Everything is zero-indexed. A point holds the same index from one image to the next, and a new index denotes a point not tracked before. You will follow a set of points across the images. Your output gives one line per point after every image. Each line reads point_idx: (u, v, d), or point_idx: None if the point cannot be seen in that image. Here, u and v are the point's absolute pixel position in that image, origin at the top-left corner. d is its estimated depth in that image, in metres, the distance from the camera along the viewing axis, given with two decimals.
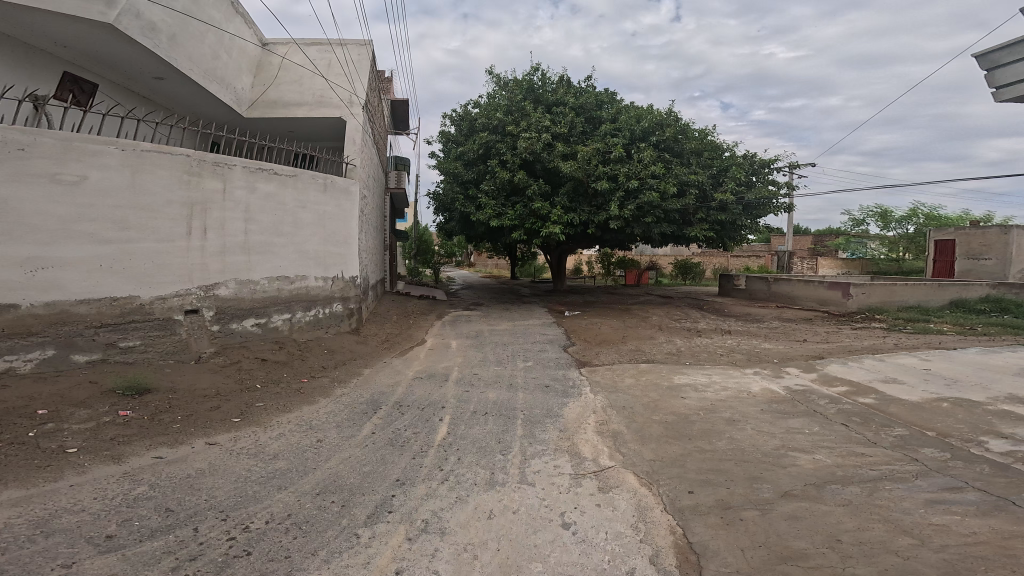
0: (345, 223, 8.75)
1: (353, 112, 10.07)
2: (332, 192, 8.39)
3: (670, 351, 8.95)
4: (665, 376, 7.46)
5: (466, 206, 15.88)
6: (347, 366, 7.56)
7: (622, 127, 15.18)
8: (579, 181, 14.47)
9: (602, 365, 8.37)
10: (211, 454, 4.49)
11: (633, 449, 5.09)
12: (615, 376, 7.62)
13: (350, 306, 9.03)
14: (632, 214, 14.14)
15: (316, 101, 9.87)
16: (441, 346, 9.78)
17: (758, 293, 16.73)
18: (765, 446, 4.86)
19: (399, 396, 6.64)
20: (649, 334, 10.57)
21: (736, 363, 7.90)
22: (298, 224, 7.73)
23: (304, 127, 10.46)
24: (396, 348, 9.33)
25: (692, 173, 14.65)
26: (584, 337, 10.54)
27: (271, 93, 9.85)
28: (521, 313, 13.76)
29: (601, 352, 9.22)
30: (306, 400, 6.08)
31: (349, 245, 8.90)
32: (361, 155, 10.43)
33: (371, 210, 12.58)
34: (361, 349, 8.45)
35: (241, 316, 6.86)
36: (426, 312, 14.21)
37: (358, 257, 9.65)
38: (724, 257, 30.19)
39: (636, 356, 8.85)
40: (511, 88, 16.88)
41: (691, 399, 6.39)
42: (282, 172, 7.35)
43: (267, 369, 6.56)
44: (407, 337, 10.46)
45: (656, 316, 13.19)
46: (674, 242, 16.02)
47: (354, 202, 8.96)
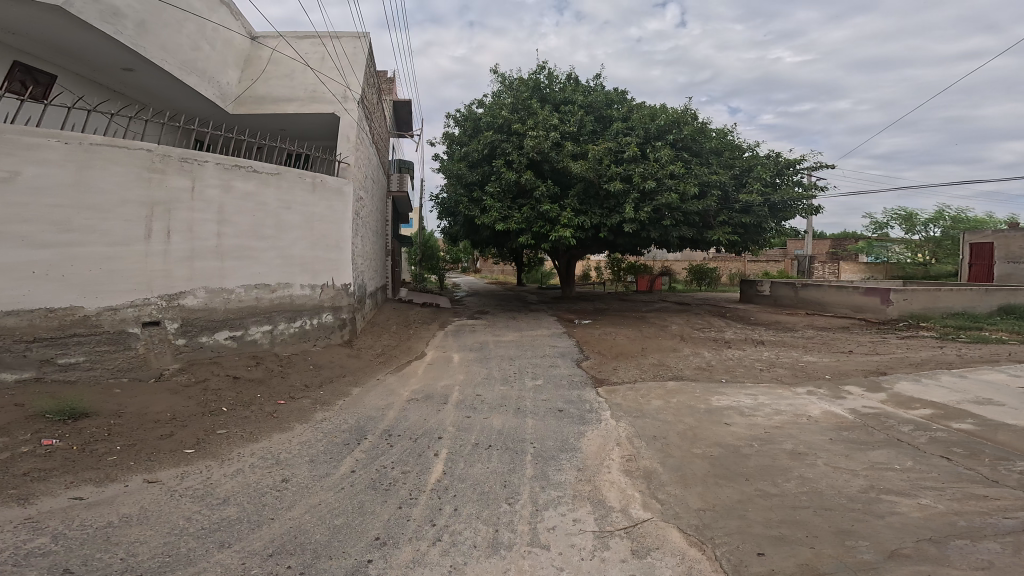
0: (336, 227, 7.88)
1: (349, 108, 9.25)
2: (322, 192, 7.55)
3: (700, 366, 7.91)
4: (699, 397, 6.44)
5: (471, 209, 15.01)
6: (333, 384, 6.68)
7: (635, 126, 14.30)
8: (589, 182, 13.56)
9: (624, 384, 7.37)
10: (147, 494, 3.70)
11: (674, 494, 4.10)
12: (642, 398, 6.62)
13: (343, 316, 8.14)
14: (649, 217, 13.13)
15: (309, 96, 9.09)
16: (444, 361, 8.85)
17: (784, 300, 15.58)
18: (848, 489, 3.85)
19: (390, 423, 5.71)
20: (672, 346, 9.55)
21: (781, 381, 6.84)
22: (283, 227, 6.87)
23: (295, 125, 9.66)
24: (392, 362, 8.41)
25: (712, 173, 13.67)
26: (600, 350, 9.53)
27: (259, 88, 9.04)
28: (531, 323, 12.78)
29: (619, 368, 8.23)
30: (279, 427, 5.20)
31: (344, 250, 8.04)
32: (358, 154, 9.59)
33: (370, 214, 11.75)
34: (352, 364, 7.55)
35: (213, 328, 6.04)
36: (427, 321, 13.31)
37: (353, 263, 8.80)
38: (741, 262, 28.94)
39: (661, 372, 7.84)
40: (517, 87, 16.17)
41: (737, 427, 5.37)
42: (263, 169, 6.52)
43: (238, 389, 5.73)
44: (406, 350, 9.54)
45: (677, 325, 12.15)
46: (692, 246, 15.00)
47: (349, 203, 8.14)
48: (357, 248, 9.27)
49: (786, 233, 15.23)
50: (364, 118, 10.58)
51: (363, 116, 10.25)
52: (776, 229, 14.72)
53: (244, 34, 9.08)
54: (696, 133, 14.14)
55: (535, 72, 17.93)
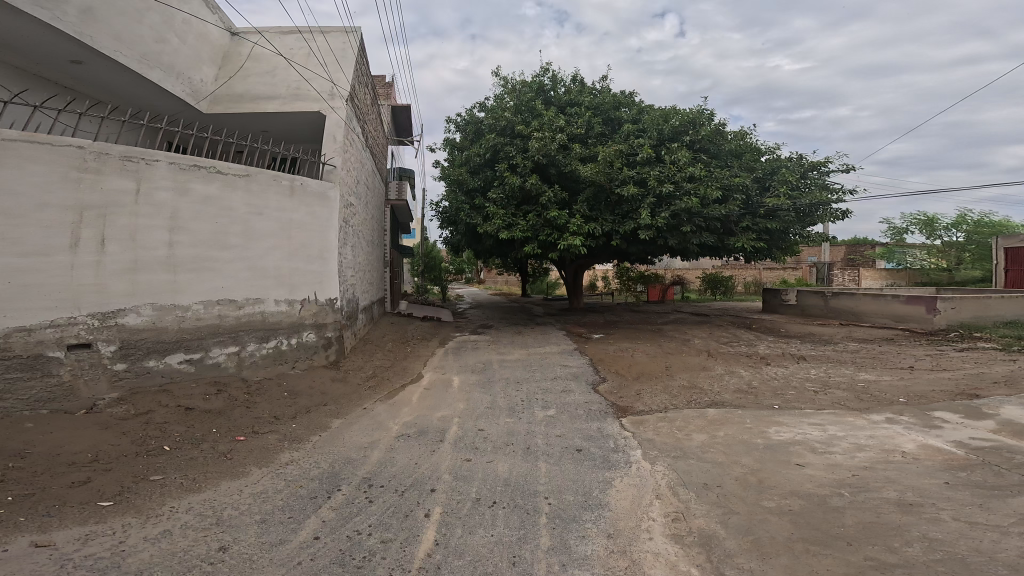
0: (320, 235, 6.89)
1: (336, 106, 8.38)
2: (303, 197, 6.60)
3: (742, 389, 6.81)
4: (751, 430, 5.35)
5: (472, 217, 14.08)
6: (309, 416, 5.61)
7: (648, 127, 13.43)
8: (600, 186, 12.62)
9: (656, 413, 6.27)
10: (26, 565, 2.72)
11: (748, 567, 3.06)
12: (682, 431, 5.52)
13: (328, 334, 7.04)
14: (668, 224, 12.11)
15: (291, 94, 8.26)
16: (444, 386, 7.77)
17: (812, 310, 14.42)
18: (1006, 554, 2.90)
19: (375, 468, 4.65)
20: (702, 364, 8.45)
21: (847, 407, 5.75)
22: (252, 235, 5.92)
23: (278, 125, 8.80)
24: (384, 385, 7.33)
25: (734, 176, 12.68)
26: (620, 371, 8.44)
27: (237, 85, 8.25)
28: (539, 339, 11.71)
29: (645, 392, 7.14)
30: (231, 472, 4.16)
31: (330, 263, 7.05)
32: (347, 156, 8.70)
33: (366, 223, 10.86)
34: (334, 390, 6.44)
35: (164, 350, 5.10)
36: (427, 337, 12.27)
37: (341, 276, 7.79)
38: (756, 270, 27.74)
39: (697, 396, 6.74)
40: (521, 89, 15.40)
41: (813, 469, 4.29)
42: (228, 170, 5.62)
43: (189, 423, 4.73)
44: (401, 371, 8.45)
45: (700, 339, 11.02)
46: (711, 254, 13.93)
47: (336, 211, 7.19)
48: (347, 259, 8.30)
49: (813, 239, 14.16)
50: (356, 120, 9.75)
51: (354, 117, 9.41)
52: (803, 235, 13.66)
53: (222, 28, 8.33)
54: (714, 133, 13.24)
55: (538, 75, 17.19)
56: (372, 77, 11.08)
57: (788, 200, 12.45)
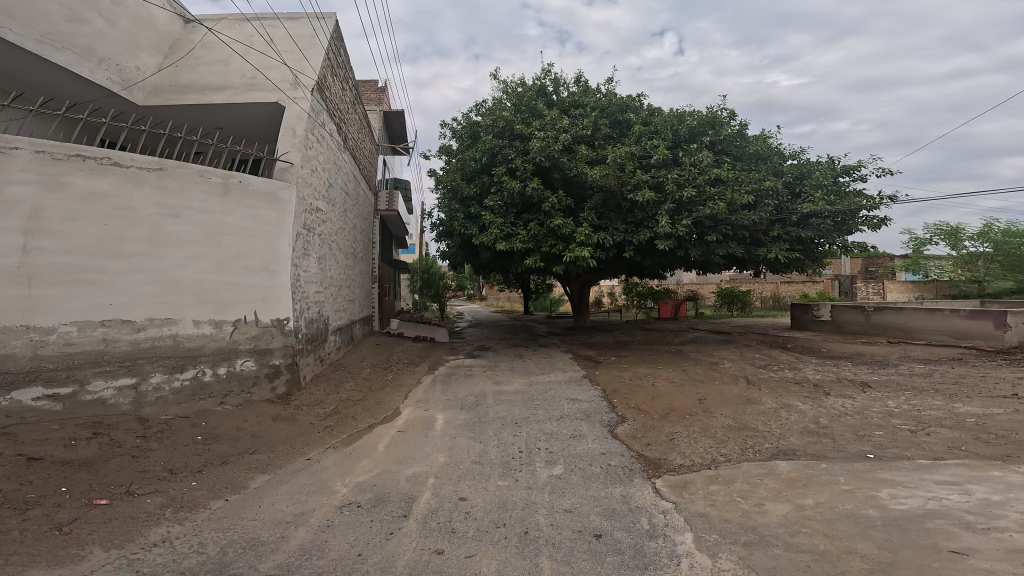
0: (263, 246, 5.62)
1: (297, 96, 7.17)
2: (242, 197, 5.40)
3: (811, 433, 5.24)
4: (848, 495, 3.79)
5: (467, 227, 12.73)
6: (221, 470, 4.20)
7: (661, 128, 12.20)
8: (610, 191, 11.24)
9: (704, 469, 4.69)
10: None
11: None
12: (748, 500, 3.94)
13: (272, 363, 5.68)
14: (690, 232, 10.66)
15: (245, 83, 7.08)
16: (426, 426, 6.23)
17: (851, 327, 12.80)
18: None
19: (295, 558, 3.14)
20: (745, 396, 6.88)
21: (979, 459, 4.20)
22: (158, 241, 4.80)
23: (232, 120, 7.63)
24: (348, 425, 5.82)
25: (763, 179, 11.27)
26: (644, 406, 6.88)
27: (184, 76, 7.08)
28: (544, 364, 10.15)
29: (681, 436, 5.60)
30: (50, 556, 2.82)
31: (281, 277, 5.79)
32: (316, 154, 7.46)
33: (346, 234, 9.54)
34: (270, 436, 4.97)
35: (11, 384, 4.01)
36: (414, 361, 10.74)
37: (301, 293, 6.39)
38: (773, 284, 26.12)
39: (753, 443, 5.15)
40: (522, 91, 14.24)
41: (986, 560, 2.77)
42: (126, 161, 4.58)
43: (29, 479, 3.48)
44: (375, 403, 6.92)
45: (731, 363, 9.43)
46: (737, 267, 12.42)
47: (291, 215, 5.95)
48: (311, 272, 6.91)
49: (849, 249, 12.66)
50: (332, 118, 8.59)
51: (327, 113, 8.24)
52: (839, 244, 12.18)
53: (171, 11, 7.20)
54: (736, 135, 11.96)
55: (539, 78, 16.14)
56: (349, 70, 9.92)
57: (825, 205, 11.04)
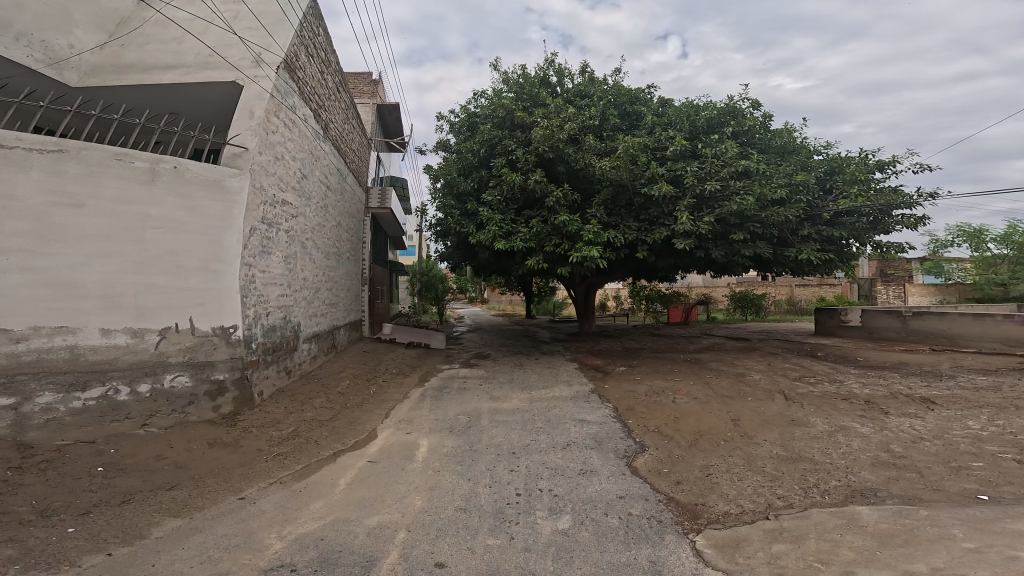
0: (196, 242, 4.89)
1: (258, 75, 6.24)
2: (173, 185, 4.73)
3: (890, 468, 4.16)
4: (977, 562, 2.75)
5: (464, 225, 11.70)
6: (115, 511, 3.37)
7: (677, 119, 11.19)
8: (622, 186, 10.19)
9: (760, 519, 3.61)
10: None
11: None
12: (833, 567, 2.89)
13: (212, 377, 4.95)
14: (712, 231, 9.58)
15: (199, 62, 6.16)
16: (407, 455, 5.20)
17: (884, 333, 11.69)
18: None
19: None
20: (788, 417, 5.78)
21: None
22: (52, 236, 4.12)
23: (186, 103, 6.71)
24: (308, 452, 4.84)
25: (794, 173, 10.19)
26: (668, 430, 5.80)
27: (128, 55, 6.17)
28: (548, 376, 9.08)
29: (720, 469, 4.57)
30: None
31: (233, 281, 5.10)
32: (282, 139, 6.52)
33: (326, 231, 8.55)
34: (197, 467, 4.13)
35: None
36: (404, 370, 9.71)
37: (256, 298, 5.52)
38: (787, 287, 24.92)
39: (816, 480, 4.10)
40: (525, 81, 13.27)
41: None
42: (8, 142, 3.92)
43: None
44: (349, 423, 5.90)
45: (759, 375, 8.34)
46: (760, 270, 11.31)
47: (243, 208, 5.25)
48: (273, 273, 5.94)
49: (884, 250, 11.54)
50: (307, 103, 7.67)
51: (300, 97, 7.33)
52: (873, 244, 11.07)
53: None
54: (759, 125, 10.92)
55: (542, 68, 15.14)
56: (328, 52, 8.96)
57: (862, 202, 9.95)
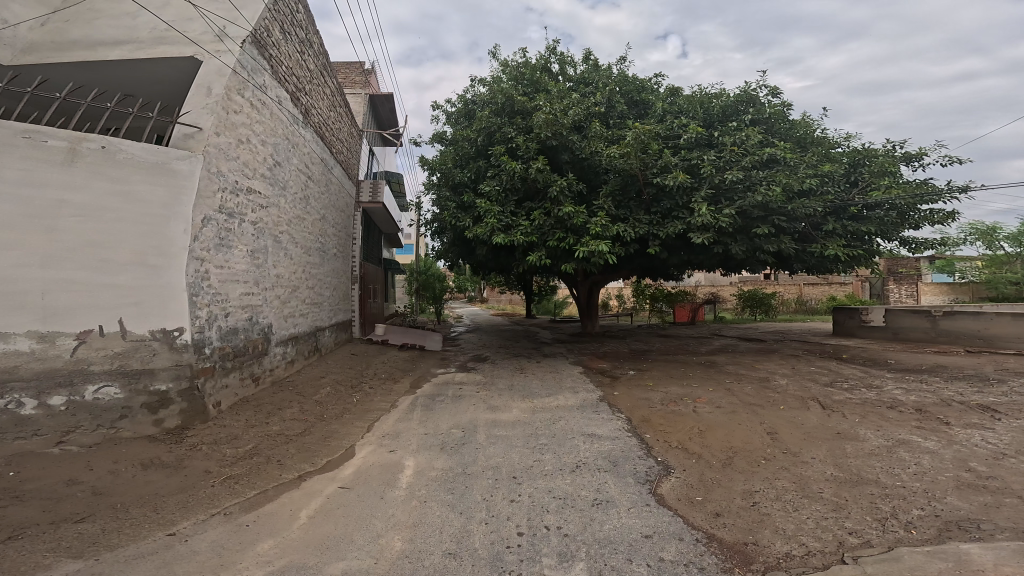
0: (126, 232, 4.17)
1: (219, 50, 5.42)
2: (100, 167, 4.05)
3: (983, 493, 3.54)
4: None
5: (460, 217, 10.89)
6: None
7: (690, 106, 10.41)
8: (631, 175, 9.39)
9: (838, 565, 2.90)
10: None
11: None
12: None
13: (156, 389, 4.24)
14: (732, 224, 8.80)
15: (154, 38, 5.37)
16: (391, 477, 4.44)
17: (910, 334, 10.94)
18: None
19: None
20: (833, 430, 5.14)
21: None
22: None
23: (141, 82, 5.96)
24: (266, 475, 4.10)
25: (819, 163, 9.38)
26: (695, 446, 5.03)
27: (70, 28, 5.38)
28: (551, 381, 8.30)
29: (767, 494, 3.90)
30: None
31: (176, 278, 4.38)
32: (249, 120, 5.74)
33: (306, 224, 7.76)
34: (119, 494, 3.45)
35: None
36: (395, 374, 8.96)
37: (207, 295, 4.73)
38: (795, 287, 24.16)
39: (892, 506, 3.48)
40: (527, 67, 12.46)
41: None
42: None
43: None
44: (324, 437, 5.13)
45: (784, 381, 7.59)
46: (780, 268, 10.50)
47: (192, 194, 4.55)
48: (232, 267, 5.18)
49: (915, 247, 10.82)
50: (282, 84, 6.86)
51: (273, 76, 6.52)
52: (900, 240, 10.31)
53: None
54: (779, 112, 10.13)
55: (544, 56, 14.32)
56: (308, 31, 8.18)
57: (894, 194, 9.17)
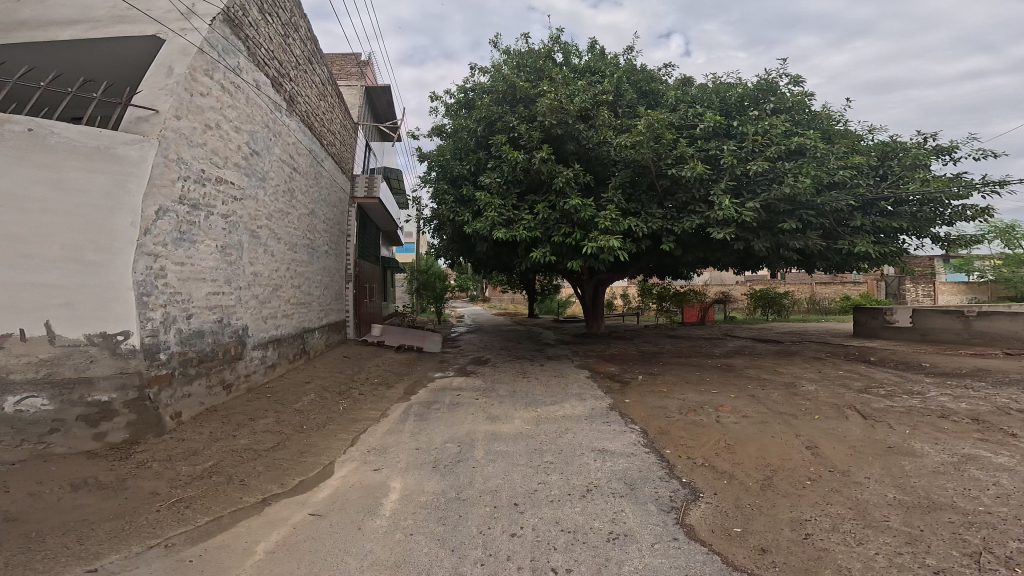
0: (56, 224, 3.67)
1: (185, 28, 4.80)
2: (26, 151, 3.57)
3: None
4: None
5: (460, 212, 10.27)
6: None
7: (706, 95, 9.75)
8: (643, 167, 8.75)
9: None
10: None
11: None
12: None
13: (94, 399, 3.70)
14: (756, 219, 8.14)
15: (112, 17, 4.81)
16: (375, 500, 3.85)
17: (941, 335, 10.25)
18: None
19: None
20: (883, 444, 4.55)
21: None
22: None
23: (101, 66, 5.42)
24: (223, 498, 3.51)
25: (848, 154, 8.71)
26: (724, 465, 4.40)
27: (19, 7, 4.82)
28: (556, 387, 7.67)
29: (822, 524, 3.32)
30: None
31: (119, 275, 3.82)
32: (219, 104, 5.11)
33: (291, 219, 7.17)
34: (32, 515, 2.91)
35: None
36: (389, 378, 8.38)
37: (158, 290, 4.15)
38: (808, 286, 23.40)
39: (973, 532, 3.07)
40: (531, 55, 11.81)
41: None
42: None
43: None
44: (301, 452, 4.52)
45: (813, 386, 6.95)
46: (802, 267, 9.82)
47: (141, 180, 4.01)
48: (188, 253, 4.48)
49: (951, 243, 10.15)
50: (261, 68, 6.27)
51: (250, 57, 5.92)
52: (932, 236, 9.63)
53: None
54: (802, 100, 9.46)
55: (548, 45, 13.65)
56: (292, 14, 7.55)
57: (929, 187, 8.50)
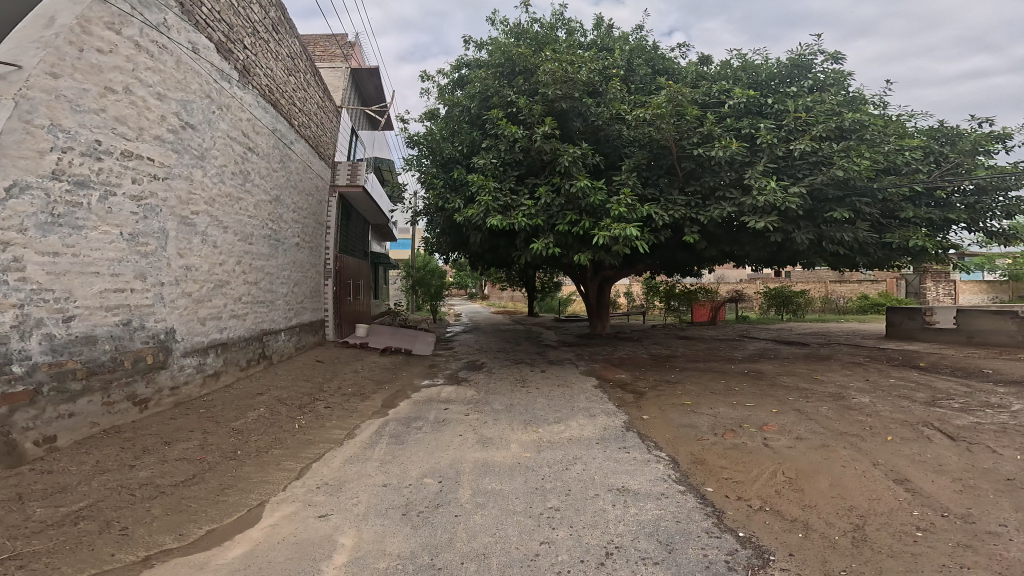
0: None
1: None
2: None
3: None
4: None
5: (451, 198, 9.13)
6: None
7: (732, 71, 8.62)
8: (663, 146, 7.63)
9: None
10: None
11: None
12: None
13: None
14: (798, 206, 7.05)
15: None
16: (310, 564, 2.73)
17: (993, 338, 9.10)
18: None
19: None
20: (1000, 476, 3.44)
21: None
22: None
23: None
24: (84, 558, 2.47)
25: (897, 135, 7.59)
26: (793, 509, 3.28)
27: None
28: (560, 401, 6.54)
29: None
30: None
31: None
32: (131, 66, 4.08)
33: (245, 204, 6.06)
34: None
35: None
36: (366, 386, 7.25)
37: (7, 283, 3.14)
38: (823, 286, 22.24)
39: None
40: (534, 28, 10.66)
41: None
42: None
43: None
44: (221, 485, 3.45)
45: (868, 398, 5.81)
46: (839, 264, 8.70)
47: None
48: (77, 241, 3.57)
49: (1005, 237, 9.02)
50: (202, 29, 5.18)
51: (183, 11, 4.84)
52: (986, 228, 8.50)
53: None
54: (840, 74, 8.31)
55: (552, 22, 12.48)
56: None
57: (990, 173, 7.38)
